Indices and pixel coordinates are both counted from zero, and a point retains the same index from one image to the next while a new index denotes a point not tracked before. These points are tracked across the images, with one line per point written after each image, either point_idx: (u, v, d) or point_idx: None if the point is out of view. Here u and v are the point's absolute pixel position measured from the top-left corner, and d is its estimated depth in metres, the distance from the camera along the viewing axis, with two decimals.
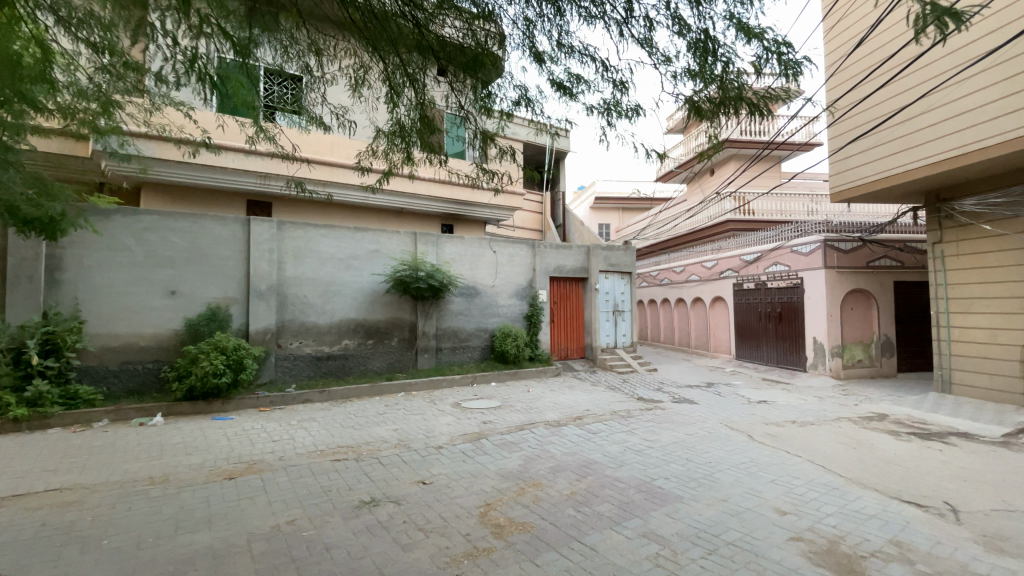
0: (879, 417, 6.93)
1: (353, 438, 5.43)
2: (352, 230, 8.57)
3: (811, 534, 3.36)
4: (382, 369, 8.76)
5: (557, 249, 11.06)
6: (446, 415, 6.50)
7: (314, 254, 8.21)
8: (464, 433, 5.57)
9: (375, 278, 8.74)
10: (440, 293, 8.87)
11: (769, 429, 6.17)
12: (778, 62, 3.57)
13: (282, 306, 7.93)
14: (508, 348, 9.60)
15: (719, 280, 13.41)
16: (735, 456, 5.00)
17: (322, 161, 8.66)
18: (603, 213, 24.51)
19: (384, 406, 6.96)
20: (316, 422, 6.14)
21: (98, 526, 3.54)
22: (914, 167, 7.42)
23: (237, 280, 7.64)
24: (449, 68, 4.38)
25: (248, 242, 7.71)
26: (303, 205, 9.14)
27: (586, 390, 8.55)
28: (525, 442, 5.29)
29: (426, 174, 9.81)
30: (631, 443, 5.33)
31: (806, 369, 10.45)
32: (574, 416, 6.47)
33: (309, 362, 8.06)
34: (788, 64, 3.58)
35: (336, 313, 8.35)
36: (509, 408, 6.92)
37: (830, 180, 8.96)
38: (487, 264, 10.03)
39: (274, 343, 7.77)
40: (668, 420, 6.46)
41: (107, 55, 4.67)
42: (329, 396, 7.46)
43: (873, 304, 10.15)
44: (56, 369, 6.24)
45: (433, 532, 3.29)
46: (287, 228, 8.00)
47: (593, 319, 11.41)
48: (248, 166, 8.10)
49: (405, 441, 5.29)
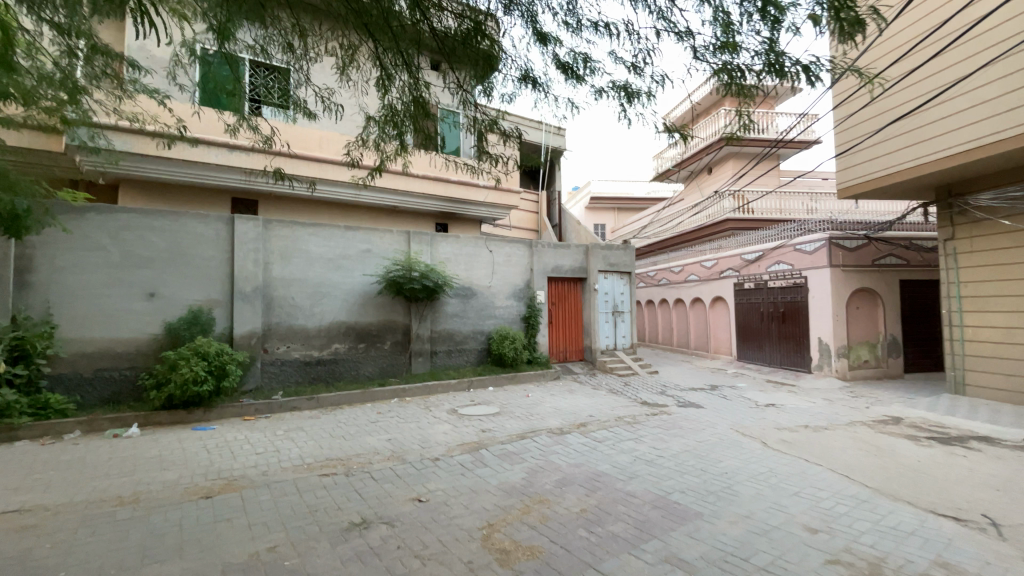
0: (894, 421, 6.65)
1: (343, 450, 5.06)
2: (342, 228, 8.20)
3: (849, 556, 3.04)
4: (375, 374, 8.38)
5: (555, 249, 10.75)
6: (443, 422, 6.15)
7: (302, 254, 7.83)
8: (462, 443, 5.22)
9: (367, 279, 8.37)
10: (435, 294, 8.53)
11: (783, 435, 5.86)
12: (835, 23, 3.31)
13: (268, 308, 7.53)
14: (506, 351, 9.26)
15: (719, 280, 13.16)
16: (752, 466, 4.67)
17: (311, 156, 8.29)
18: (598, 212, 24.25)
19: (377, 414, 6.59)
20: (305, 432, 5.76)
21: (54, 555, 3.16)
22: (924, 161, 7.17)
23: (221, 281, 7.24)
24: (446, 52, 4.05)
25: (232, 241, 7.32)
26: (292, 203, 8.76)
27: (587, 394, 8.22)
28: (527, 452, 4.94)
29: (420, 171, 9.47)
30: (640, 452, 5.00)
31: (811, 371, 10.19)
32: (577, 422, 6.13)
33: (298, 367, 7.68)
34: (849, 24, 3.29)
35: (325, 315, 7.97)
36: (508, 414, 6.57)
37: (837, 176, 8.70)
38: (483, 264, 9.70)
39: (260, 348, 7.37)
40: (676, 426, 6.14)
41: (74, 37, 4.28)
42: (319, 404, 7.08)
43: (879, 303, 9.92)
44: (24, 377, 5.81)
45: (430, 560, 2.94)
46: (273, 226, 7.62)
47: (592, 321, 11.09)
48: (232, 162, 7.72)
49: (399, 452, 4.93)
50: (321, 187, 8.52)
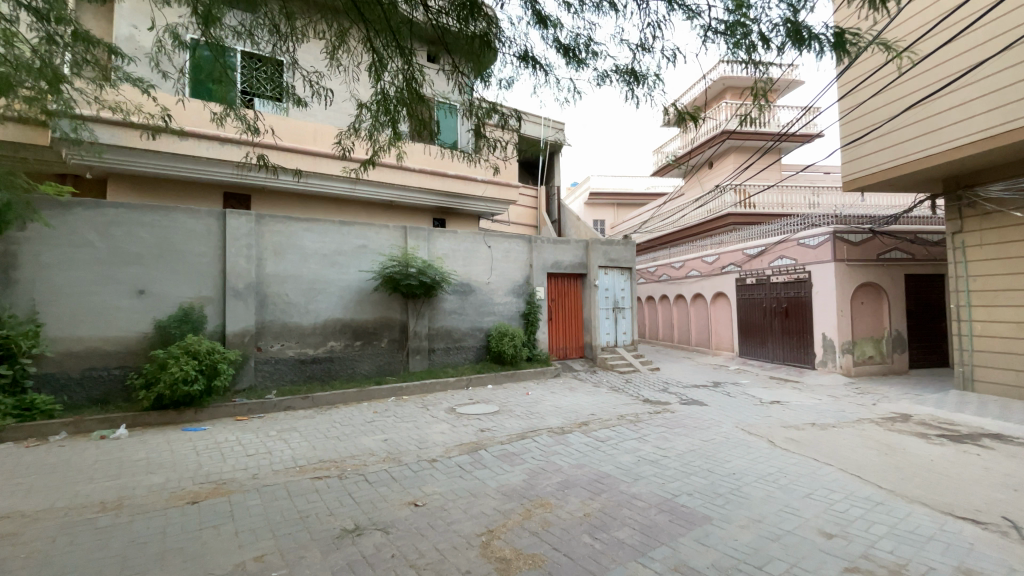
0: (903, 418, 6.50)
1: (337, 452, 4.88)
2: (337, 224, 8.01)
3: (868, 563, 2.89)
4: (371, 372, 8.21)
5: (555, 244, 10.58)
6: (441, 422, 5.98)
7: (296, 250, 7.64)
8: (460, 444, 5.05)
9: (363, 275, 8.19)
10: (432, 291, 8.35)
11: (790, 433, 5.71)
12: None
13: (262, 305, 7.35)
14: (505, 349, 9.10)
15: (720, 276, 13.00)
16: (761, 466, 4.52)
17: (305, 150, 8.11)
18: (597, 208, 24.04)
19: (373, 413, 6.42)
20: (298, 432, 5.59)
21: (30, 565, 2.99)
22: (933, 152, 7.04)
23: (212, 278, 7.06)
24: (443, 34, 3.86)
25: (223, 237, 7.13)
26: (286, 198, 8.58)
27: (588, 392, 8.06)
28: (528, 453, 4.77)
29: (417, 165, 9.29)
30: (644, 452, 4.84)
31: (815, 367, 10.04)
32: (578, 421, 5.96)
33: (292, 365, 7.50)
34: None
35: (321, 313, 7.79)
36: (507, 413, 6.41)
37: (842, 168, 8.57)
38: (481, 259, 9.52)
39: (253, 346, 7.19)
40: (680, 424, 5.98)
41: (51, 22, 4.07)
42: (314, 403, 6.91)
43: (884, 298, 9.77)
44: (9, 377, 5.63)
45: (426, 570, 2.78)
46: (266, 221, 7.43)
47: (592, 317, 10.92)
48: (223, 155, 7.54)
49: (395, 454, 4.76)
50: (316, 181, 8.35)
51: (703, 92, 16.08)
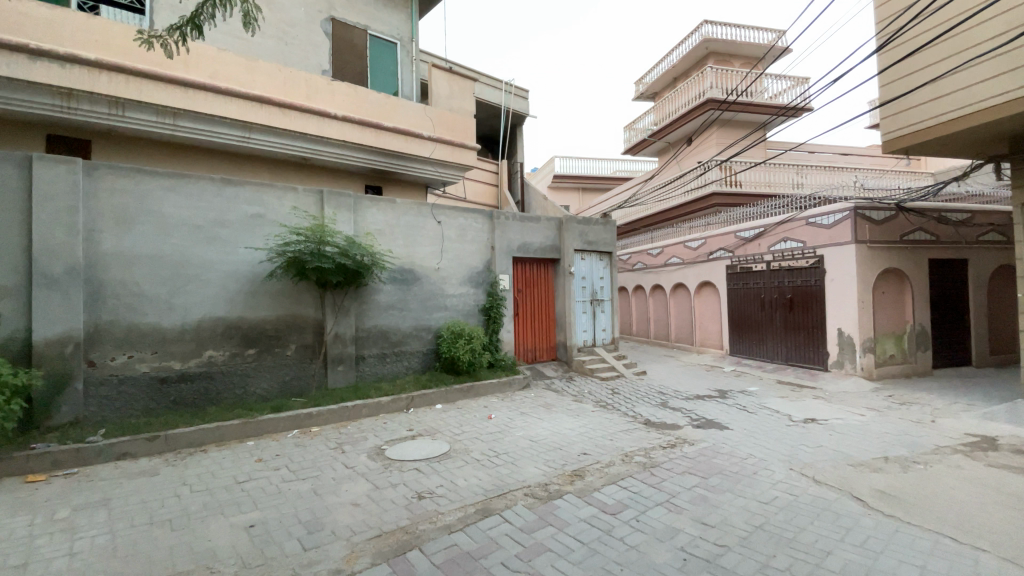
0: (989, 445, 4.85)
1: (144, 567, 2.67)
2: (219, 182, 5.68)
3: None
4: (271, 392, 5.95)
5: (522, 222, 8.56)
6: (356, 478, 3.84)
7: (153, 218, 5.27)
8: (378, 535, 2.94)
9: (259, 257, 5.91)
10: (360, 279, 6.18)
11: (875, 480, 3.93)
12: None
13: (94, 299, 4.93)
14: (459, 354, 7.02)
15: (707, 263, 11.38)
16: (889, 567, 2.66)
17: (170, 78, 5.71)
18: (562, 193, 22.09)
19: (257, 463, 4.22)
20: (108, 514, 3.33)
21: None
22: (1014, 95, 5.42)
23: (7, 256, 4.56)
24: None
25: (26, 193, 4.64)
26: (150, 147, 6.19)
27: (569, 412, 6.08)
28: (496, 554, 2.72)
29: (340, 112, 7.03)
30: (688, 543, 2.88)
31: (827, 369, 8.50)
32: (567, 471, 3.97)
33: (146, 387, 5.16)
34: None
35: (193, 310, 5.47)
36: (461, 457, 4.32)
37: (883, 126, 7.03)
38: (427, 238, 7.38)
39: (82, 360, 4.82)
40: (713, 469, 4.10)
41: None
42: (168, 446, 4.61)
43: (907, 287, 8.33)
44: None
45: None
46: (101, 174, 5.01)
47: (567, 311, 8.98)
48: (36, 77, 5.06)
49: (250, 571, 2.59)
50: (189, 124, 5.98)
51: (686, 60, 14.78)
